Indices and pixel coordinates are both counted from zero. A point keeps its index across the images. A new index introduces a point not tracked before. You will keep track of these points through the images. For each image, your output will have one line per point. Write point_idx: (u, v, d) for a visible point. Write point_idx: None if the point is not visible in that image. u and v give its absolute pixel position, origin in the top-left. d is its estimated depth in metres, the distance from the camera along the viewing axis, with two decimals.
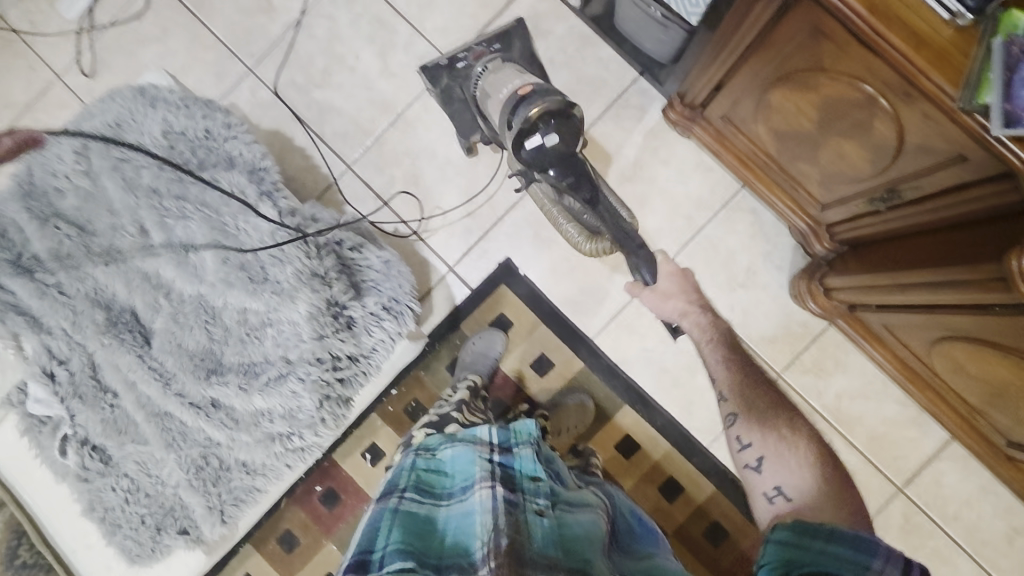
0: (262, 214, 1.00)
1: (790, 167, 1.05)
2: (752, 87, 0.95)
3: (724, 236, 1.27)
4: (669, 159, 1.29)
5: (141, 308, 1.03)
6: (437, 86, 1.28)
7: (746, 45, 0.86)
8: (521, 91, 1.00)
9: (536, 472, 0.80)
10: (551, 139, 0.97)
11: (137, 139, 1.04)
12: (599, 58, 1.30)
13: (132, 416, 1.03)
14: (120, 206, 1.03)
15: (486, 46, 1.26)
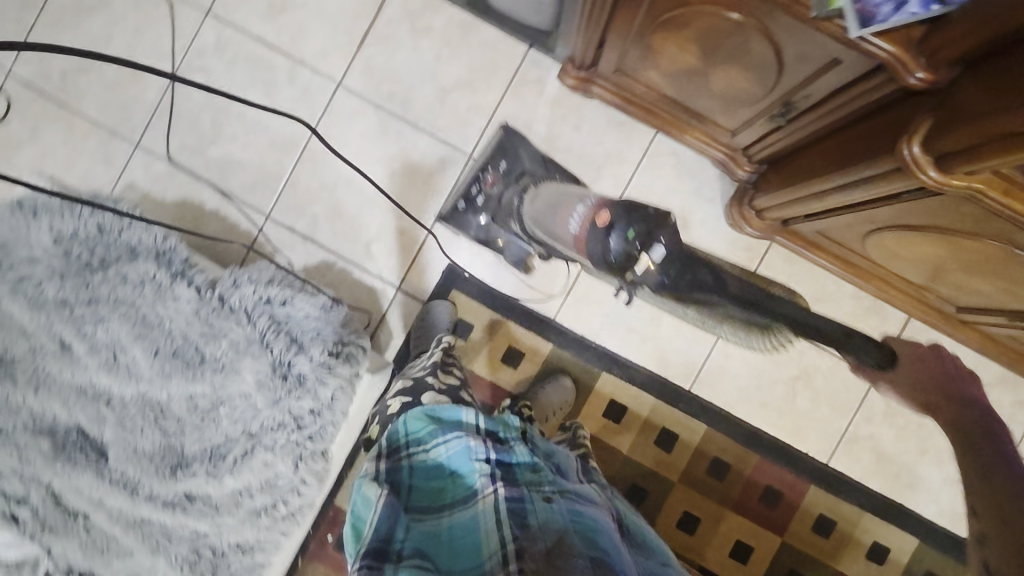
0: (180, 295, 0.99)
1: (691, 103, 1.06)
2: (631, 35, 0.94)
3: (652, 184, 1.28)
4: (580, 123, 1.28)
5: (86, 424, 1.01)
6: (473, 234, 1.28)
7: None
8: (598, 222, 0.94)
9: (534, 464, 0.81)
10: (662, 252, 0.90)
11: (30, 255, 1.01)
12: (485, 41, 1.28)
13: (111, 534, 1.01)
14: (33, 327, 1.00)
15: (495, 171, 1.27)
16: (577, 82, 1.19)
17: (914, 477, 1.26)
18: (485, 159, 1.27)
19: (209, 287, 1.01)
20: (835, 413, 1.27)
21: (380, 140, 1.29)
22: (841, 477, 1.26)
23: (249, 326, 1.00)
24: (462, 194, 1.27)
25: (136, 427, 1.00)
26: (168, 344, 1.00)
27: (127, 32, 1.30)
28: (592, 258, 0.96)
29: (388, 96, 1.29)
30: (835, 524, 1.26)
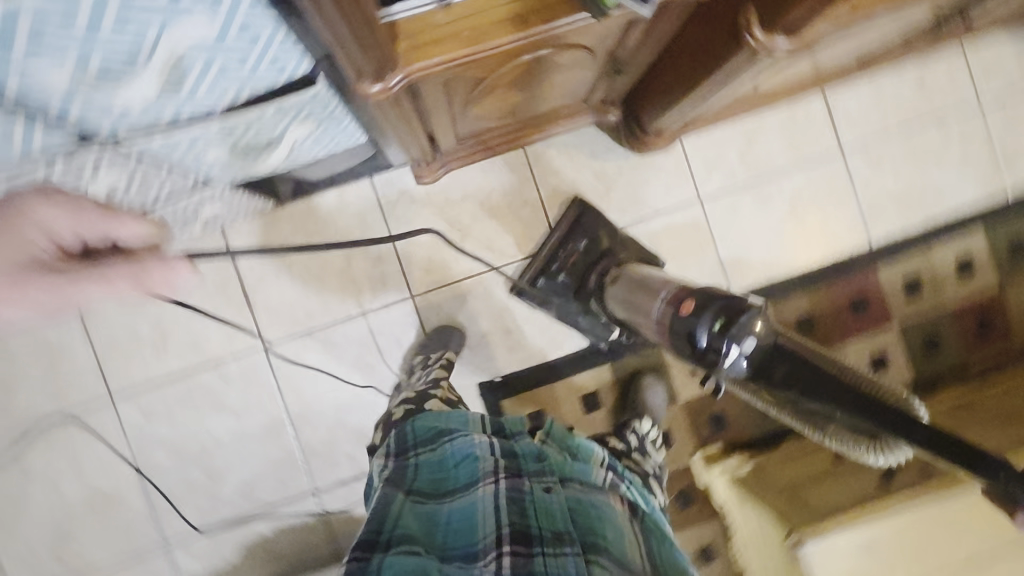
0: None
1: (533, 110, 1.03)
2: (449, 120, 0.91)
3: (557, 180, 1.25)
4: (462, 193, 1.24)
5: None
6: (552, 304, 1.22)
7: (415, 117, 0.83)
8: (682, 309, 0.79)
9: (537, 453, 0.76)
10: (750, 344, 0.67)
11: None
12: (332, 206, 1.23)
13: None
14: None
15: (575, 245, 1.22)
16: (431, 170, 1.16)
17: (937, 189, 1.30)
18: (566, 234, 1.23)
19: None
20: (842, 205, 1.29)
21: (335, 354, 1.25)
22: (889, 241, 1.30)
23: None
24: (546, 254, 1.23)
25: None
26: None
27: (67, 475, 1.25)
28: (675, 345, 0.80)
29: (308, 321, 1.25)
30: (919, 277, 1.30)
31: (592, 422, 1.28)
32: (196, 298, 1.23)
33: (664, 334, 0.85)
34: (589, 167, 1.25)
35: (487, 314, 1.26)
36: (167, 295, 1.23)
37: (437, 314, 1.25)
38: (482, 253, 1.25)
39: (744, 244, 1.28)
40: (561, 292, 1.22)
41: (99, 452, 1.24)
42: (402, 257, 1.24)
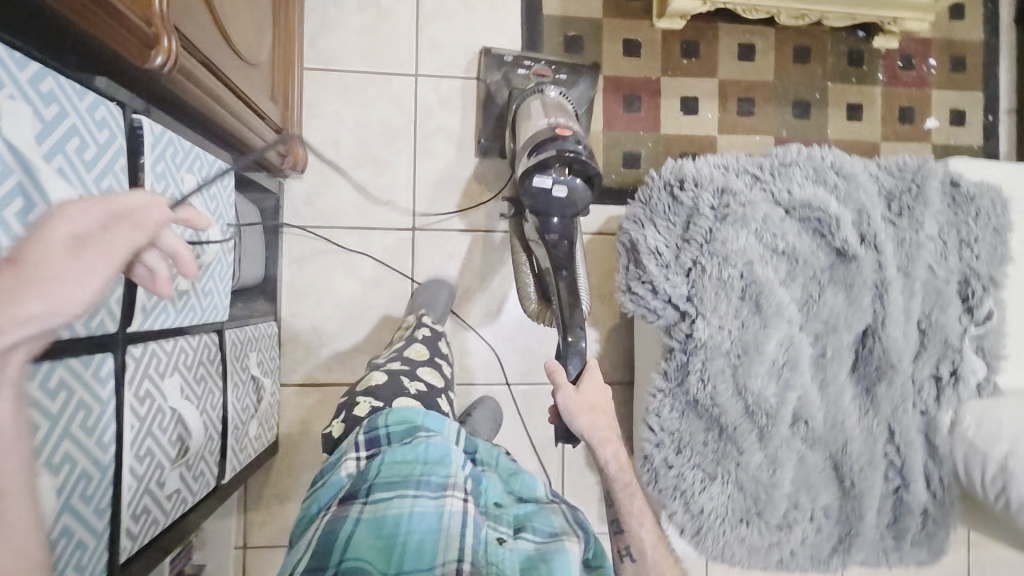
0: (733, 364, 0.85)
1: (269, 9, 0.94)
2: (238, 67, 0.83)
3: (348, 45, 1.19)
4: (328, 141, 1.19)
5: (900, 366, 0.89)
6: (492, 81, 1.19)
7: (215, 76, 0.74)
8: (557, 129, 0.90)
9: (501, 496, 0.69)
10: (561, 188, 0.85)
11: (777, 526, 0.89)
12: (297, 273, 1.19)
13: (947, 309, 0.90)
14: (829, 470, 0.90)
15: (553, 73, 1.18)
16: (295, 155, 1.07)
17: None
18: (561, 66, 1.19)
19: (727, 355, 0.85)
20: None
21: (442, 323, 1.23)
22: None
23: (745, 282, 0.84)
24: (523, 57, 1.18)
25: (832, 336, 0.88)
26: (733, 344, 0.85)
27: None
28: (529, 142, 0.90)
29: None
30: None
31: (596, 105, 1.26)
32: None
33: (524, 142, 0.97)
34: (354, 3, 1.19)
35: (460, 161, 1.23)
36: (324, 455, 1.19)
37: (440, 210, 1.22)
38: (398, 146, 1.21)
39: None
40: (506, 85, 1.18)
41: None
42: (371, 224, 1.21)
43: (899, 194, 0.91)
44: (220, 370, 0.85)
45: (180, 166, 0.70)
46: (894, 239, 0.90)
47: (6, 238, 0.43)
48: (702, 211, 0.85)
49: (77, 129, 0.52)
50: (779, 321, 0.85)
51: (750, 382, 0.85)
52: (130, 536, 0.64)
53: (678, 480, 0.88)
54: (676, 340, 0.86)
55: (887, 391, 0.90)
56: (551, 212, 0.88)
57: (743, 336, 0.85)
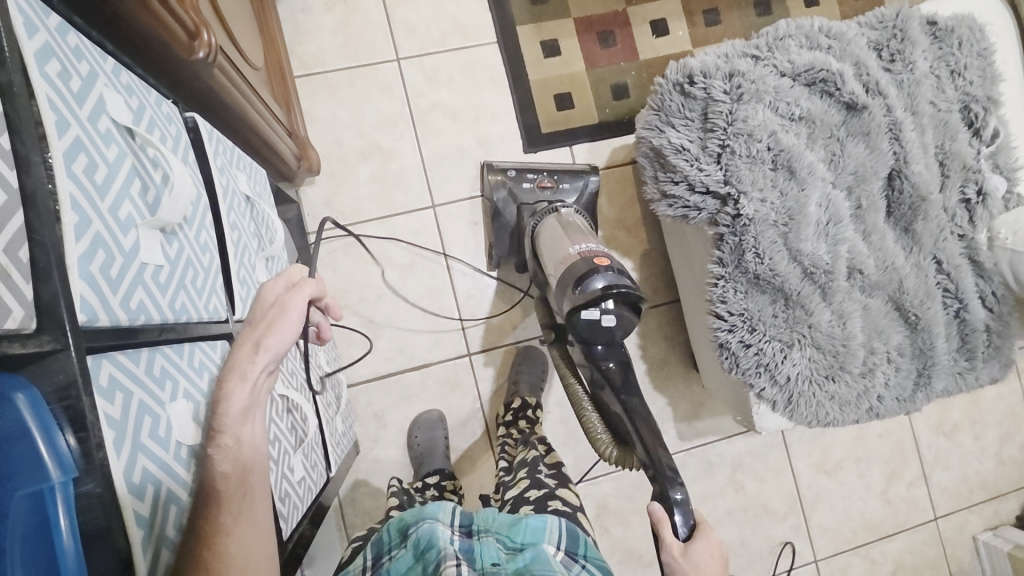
0: (782, 235, 0.90)
1: (249, 16, 0.97)
2: (245, 69, 0.85)
3: (327, 47, 1.23)
4: (331, 142, 1.23)
5: (933, 198, 0.94)
6: (499, 194, 1.18)
7: (237, 72, 0.76)
8: (596, 261, 0.84)
9: (496, 556, 0.61)
10: (608, 318, 0.80)
11: (859, 376, 0.93)
12: (334, 273, 1.21)
13: (957, 136, 0.96)
14: (891, 312, 0.95)
15: (556, 182, 1.18)
16: (307, 157, 1.10)
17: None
18: (563, 172, 1.19)
19: (773, 226, 0.89)
20: None
21: (484, 289, 1.26)
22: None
23: (770, 155, 0.89)
24: (527, 168, 1.18)
25: (863, 186, 0.94)
26: (778, 213, 0.89)
27: None
28: (568, 277, 0.85)
29: (449, 313, 1.25)
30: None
31: (574, 48, 1.31)
32: (412, 415, 1.22)
33: (558, 272, 0.91)
34: (322, 4, 1.24)
35: (459, 132, 1.27)
36: (405, 443, 1.21)
37: (452, 182, 1.26)
38: (397, 130, 1.25)
39: None
40: (511, 198, 1.17)
41: None
42: (392, 212, 1.24)
43: (887, 41, 0.96)
44: (302, 365, 0.86)
45: (230, 161, 0.71)
46: (894, 83, 0.95)
47: (137, 216, 0.45)
48: (717, 98, 0.89)
49: (155, 120, 0.54)
50: (813, 182, 0.90)
51: (802, 245, 0.90)
52: (282, 517, 0.66)
53: (760, 358, 0.91)
54: (724, 224, 0.90)
55: (925, 226, 0.94)
56: (597, 340, 0.83)
57: (785, 204, 0.89)
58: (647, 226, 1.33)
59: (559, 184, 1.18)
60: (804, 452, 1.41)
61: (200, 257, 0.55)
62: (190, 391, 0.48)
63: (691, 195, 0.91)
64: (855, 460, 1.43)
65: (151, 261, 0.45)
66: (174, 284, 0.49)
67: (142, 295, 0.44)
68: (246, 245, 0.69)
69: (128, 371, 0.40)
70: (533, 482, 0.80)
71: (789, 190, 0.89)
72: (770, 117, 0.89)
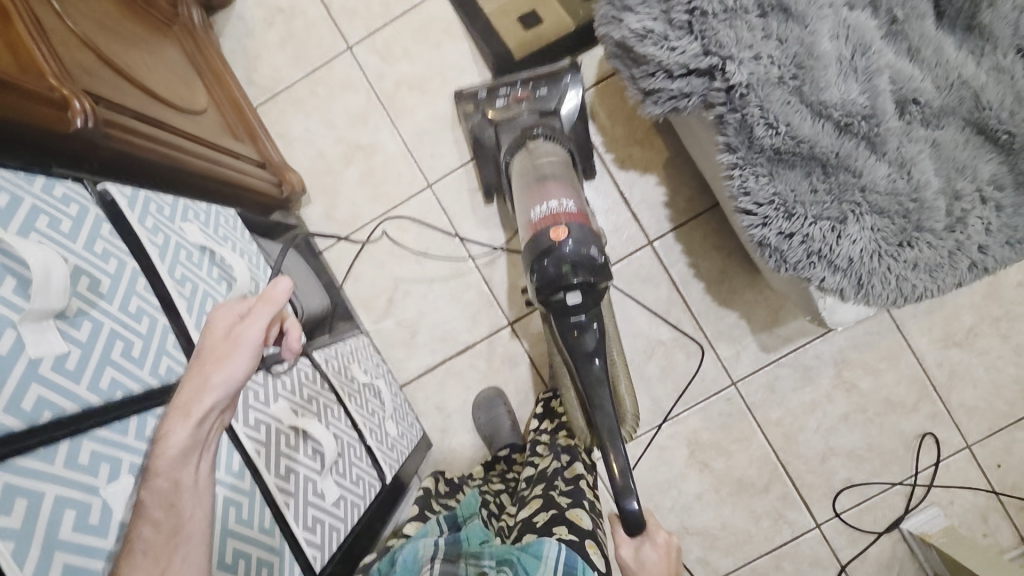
0: (795, 90, 0.72)
1: (182, 67, 0.98)
2: (183, 123, 0.86)
3: (278, 63, 1.21)
4: (314, 155, 1.21)
5: None
6: (473, 124, 1.10)
7: (162, 132, 0.77)
8: (552, 228, 0.75)
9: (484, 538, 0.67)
10: (575, 296, 0.72)
11: (945, 231, 0.74)
12: (357, 282, 1.21)
13: None
14: (973, 140, 0.74)
15: (533, 91, 1.07)
16: (291, 181, 1.11)
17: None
18: (535, 78, 1.09)
19: (777, 85, 0.72)
20: None
21: (505, 254, 1.19)
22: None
23: (752, 1, 0.72)
24: (495, 87, 1.09)
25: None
26: (783, 67, 0.72)
27: (686, 496, 1.22)
28: (524, 256, 0.75)
29: (477, 288, 1.20)
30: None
31: None
32: (471, 398, 1.20)
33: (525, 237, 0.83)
34: (262, 21, 1.21)
35: (430, 99, 1.20)
36: (472, 427, 1.20)
37: (440, 155, 1.20)
38: (371, 122, 1.20)
39: None
40: (488, 122, 1.08)
41: (656, 467, 1.22)
42: (391, 205, 1.20)
43: None
44: (325, 386, 0.86)
45: (173, 217, 0.71)
46: None
47: (14, 311, 0.42)
48: None
49: (40, 207, 0.51)
50: (819, 13, 0.71)
51: (825, 95, 0.72)
52: (314, 546, 0.67)
53: (809, 245, 0.76)
54: (719, 103, 0.75)
55: (994, 14, 0.72)
56: (569, 317, 0.73)
57: (789, 51, 0.71)
58: (660, 130, 1.18)
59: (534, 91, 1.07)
60: (923, 328, 1.20)
61: (133, 325, 0.54)
62: (138, 463, 0.48)
63: (670, 83, 0.77)
64: (996, 321, 1.19)
65: (48, 352, 0.43)
66: (94, 365, 0.47)
67: (42, 391, 0.41)
68: (208, 291, 0.69)
69: (35, 473, 0.39)
70: (543, 502, 0.77)
71: (790, 32, 0.71)
72: None
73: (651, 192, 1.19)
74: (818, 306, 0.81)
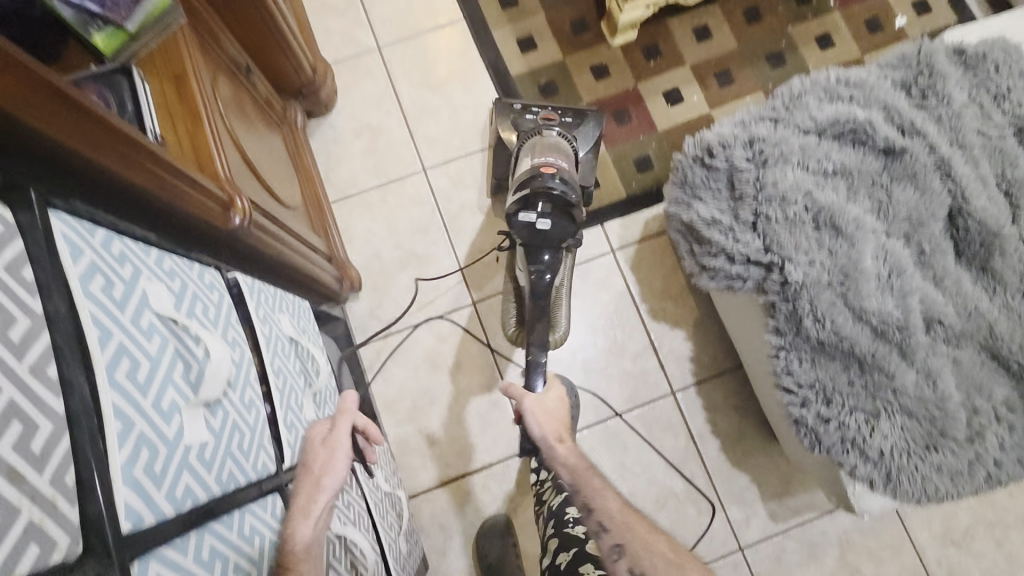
0: (839, 296, 0.83)
1: (285, 164, 1.07)
2: (285, 216, 0.92)
3: (357, 170, 1.31)
4: (370, 258, 1.28)
5: (1006, 232, 0.85)
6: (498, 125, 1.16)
7: (274, 225, 0.82)
8: (540, 168, 0.89)
9: None
10: (544, 222, 0.84)
11: (963, 441, 0.82)
12: (385, 385, 1.22)
13: (1017, 163, 0.88)
14: (985, 363, 0.84)
15: (561, 117, 1.14)
16: (350, 277, 1.16)
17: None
18: (569, 109, 1.17)
19: (825, 287, 0.83)
20: None
21: None
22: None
23: (808, 215, 0.84)
24: (532, 104, 1.16)
25: (921, 231, 0.86)
26: (831, 273, 0.83)
27: None
28: (518, 179, 0.89)
29: (502, 410, 1.22)
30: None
31: None
32: (477, 523, 1.17)
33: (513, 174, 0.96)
34: (350, 133, 1.33)
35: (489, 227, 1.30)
36: (473, 554, 1.16)
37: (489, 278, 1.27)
38: (431, 237, 1.29)
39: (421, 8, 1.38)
40: (511, 127, 1.14)
41: None
42: (435, 317, 1.25)
43: (914, 80, 0.92)
44: (360, 492, 0.85)
45: (271, 308, 0.74)
46: (932, 121, 0.90)
47: (181, 398, 0.46)
48: (741, 166, 0.87)
49: (197, 294, 0.57)
50: (863, 236, 0.84)
51: (865, 304, 0.82)
52: None
53: (843, 432, 0.82)
54: (774, 292, 0.85)
55: (1004, 262, 0.85)
56: (536, 244, 0.86)
57: (837, 263, 0.83)
58: (693, 292, 1.29)
59: (563, 118, 1.13)
60: (922, 521, 1.24)
61: (246, 416, 0.57)
62: (240, 564, 0.48)
63: (730, 266, 0.87)
64: (990, 525, 1.24)
65: (196, 440, 0.46)
66: (219, 455, 0.50)
67: (188, 480, 0.45)
68: (292, 386, 0.71)
69: (174, 565, 0.41)
70: None
71: (838, 247, 0.83)
72: (802, 176, 0.85)
73: (679, 345, 1.27)
74: (847, 492, 0.85)
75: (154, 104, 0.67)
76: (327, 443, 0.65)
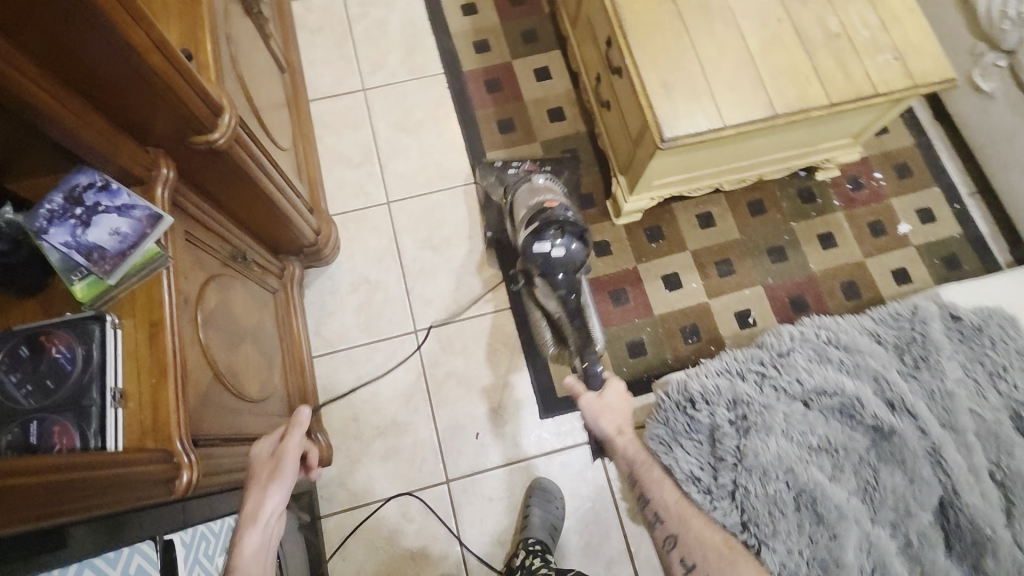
0: None
1: (269, 338, 1.08)
2: (253, 415, 0.92)
3: (350, 325, 1.34)
4: (349, 419, 1.27)
5: (1001, 536, 0.80)
6: (489, 183, 1.42)
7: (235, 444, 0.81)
8: (550, 203, 1.15)
9: None
10: (559, 249, 1.07)
11: None
12: (345, 560, 1.19)
13: (1017, 452, 0.84)
14: None
15: (539, 166, 1.42)
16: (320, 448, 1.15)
17: (407, 6, 1.62)
18: (541, 161, 1.43)
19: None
20: (412, 92, 1.53)
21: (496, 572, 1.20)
22: (439, 43, 1.58)
23: (789, 495, 0.80)
24: (511, 160, 1.43)
25: (909, 521, 0.82)
26: (810, 566, 0.78)
27: None
28: (530, 219, 1.13)
29: None
30: (474, 27, 1.59)
31: None
32: None
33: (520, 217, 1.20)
34: (348, 287, 1.37)
35: (472, 400, 1.29)
36: None
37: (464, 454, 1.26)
38: (412, 405, 1.29)
39: (434, 172, 1.46)
40: (499, 183, 1.41)
41: None
42: (405, 490, 1.24)
43: (906, 347, 0.91)
44: None
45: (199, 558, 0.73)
46: (925, 395, 0.87)
47: None
48: (723, 428, 0.85)
49: None
50: (846, 526, 0.79)
51: None
52: None
53: None
54: None
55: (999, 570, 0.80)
56: (557, 268, 1.09)
57: (817, 554, 0.78)
58: None
59: (542, 171, 1.37)
60: None
61: None
62: None
63: None
64: None
65: None
66: None
67: None
68: None
69: None
70: None
71: (820, 537, 0.79)
72: (786, 450, 0.82)
73: None
74: None
75: (124, 356, 0.67)
76: (273, 459, 0.81)
